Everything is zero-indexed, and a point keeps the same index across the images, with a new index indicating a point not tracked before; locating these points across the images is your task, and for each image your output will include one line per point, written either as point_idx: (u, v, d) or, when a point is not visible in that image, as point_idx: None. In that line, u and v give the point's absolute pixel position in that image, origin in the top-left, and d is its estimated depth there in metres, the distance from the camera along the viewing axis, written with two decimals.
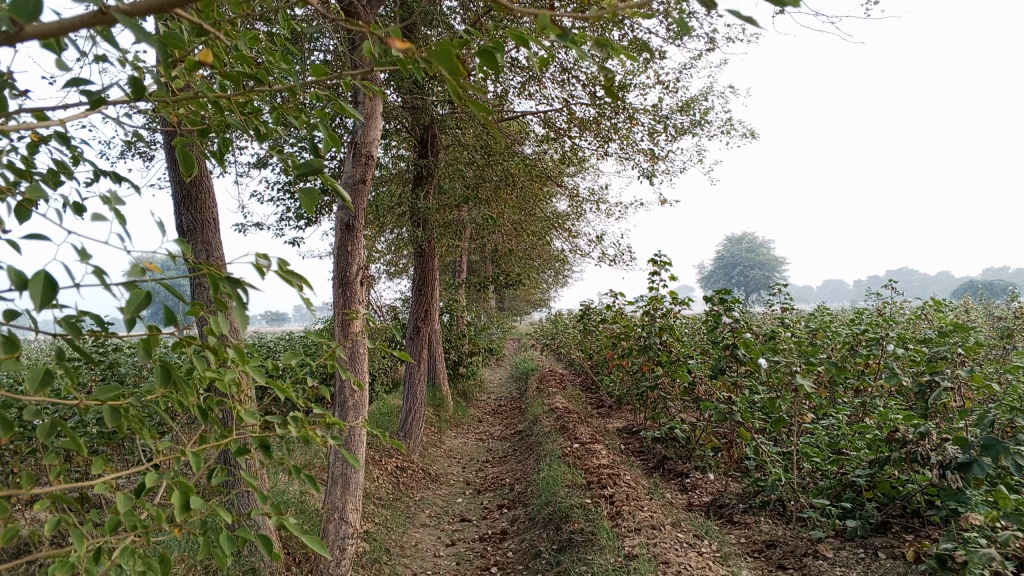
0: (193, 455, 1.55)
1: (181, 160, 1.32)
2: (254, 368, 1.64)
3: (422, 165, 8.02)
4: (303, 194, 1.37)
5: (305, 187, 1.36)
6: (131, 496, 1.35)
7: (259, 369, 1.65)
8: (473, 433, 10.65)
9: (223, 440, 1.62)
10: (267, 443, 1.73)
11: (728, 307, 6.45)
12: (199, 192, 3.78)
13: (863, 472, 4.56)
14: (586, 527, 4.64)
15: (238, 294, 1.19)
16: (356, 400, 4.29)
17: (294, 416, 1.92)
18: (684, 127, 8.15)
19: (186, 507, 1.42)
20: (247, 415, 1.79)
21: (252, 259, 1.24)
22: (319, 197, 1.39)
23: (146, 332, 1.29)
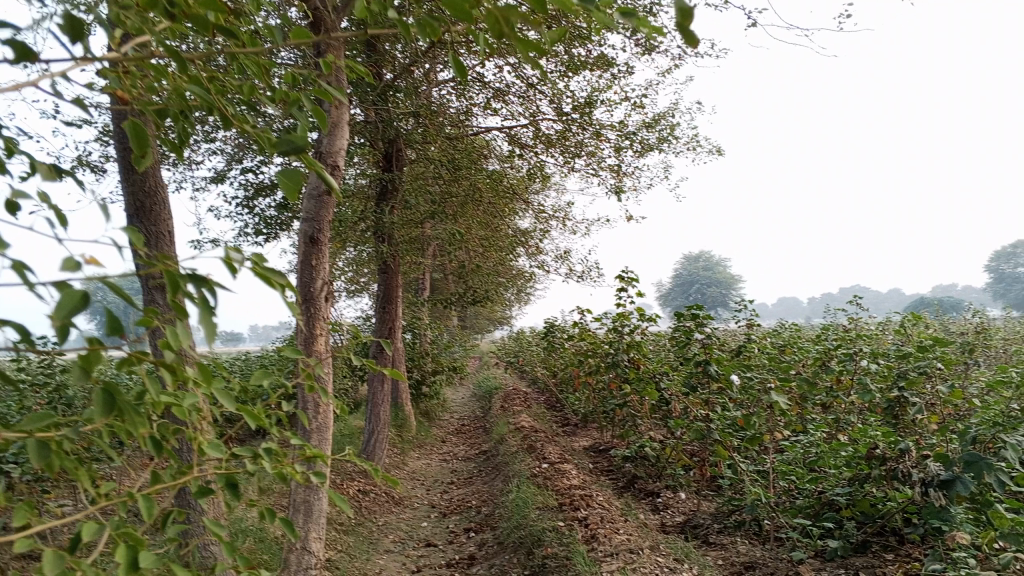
0: (144, 500, 1.37)
1: (132, 135, 1.14)
2: (218, 393, 1.46)
3: (387, 179, 7.87)
4: (284, 177, 1.21)
5: (286, 168, 1.21)
6: (64, 554, 1.16)
7: (223, 396, 1.47)
8: (437, 454, 10.42)
9: (180, 480, 1.44)
10: (231, 483, 1.55)
11: (699, 323, 6.37)
12: (153, 203, 3.56)
13: (842, 491, 4.50)
14: (560, 552, 4.48)
15: (203, 295, 1.02)
16: (320, 421, 4.08)
17: (266, 448, 1.74)
18: (651, 143, 8.10)
19: (135, 564, 1.23)
20: (210, 448, 1.60)
21: (222, 256, 1.07)
22: (301, 180, 1.23)
23: (86, 347, 1.11)
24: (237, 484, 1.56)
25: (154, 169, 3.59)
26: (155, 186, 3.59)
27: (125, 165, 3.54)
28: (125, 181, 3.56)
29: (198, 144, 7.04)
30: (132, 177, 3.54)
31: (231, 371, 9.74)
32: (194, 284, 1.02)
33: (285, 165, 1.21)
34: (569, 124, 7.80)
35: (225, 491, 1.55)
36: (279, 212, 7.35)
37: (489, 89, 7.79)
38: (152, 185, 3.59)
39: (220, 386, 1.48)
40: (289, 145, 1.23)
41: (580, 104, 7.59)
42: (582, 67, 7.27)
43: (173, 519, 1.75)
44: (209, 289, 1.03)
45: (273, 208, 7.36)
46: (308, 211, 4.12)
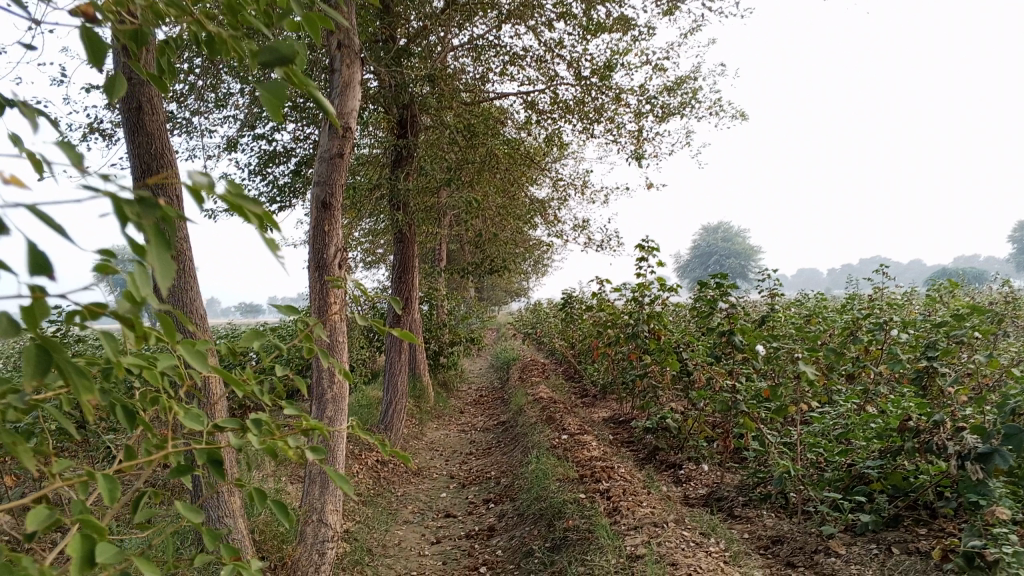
0: (106, 481, 1.23)
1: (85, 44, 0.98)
2: (190, 352, 1.27)
3: (402, 146, 7.66)
4: (267, 93, 1.04)
5: (269, 82, 1.04)
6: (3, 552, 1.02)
7: (197, 356, 1.28)
8: (455, 425, 10.35)
9: (152, 458, 1.28)
10: (213, 458, 1.39)
11: (723, 293, 6.20)
12: (160, 166, 3.44)
13: (873, 463, 4.37)
14: (582, 525, 4.38)
15: (152, 225, 0.87)
16: (335, 392, 3.98)
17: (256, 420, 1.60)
18: (672, 107, 7.87)
19: (92, 558, 1.09)
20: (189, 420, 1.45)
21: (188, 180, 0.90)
22: (287, 96, 1.06)
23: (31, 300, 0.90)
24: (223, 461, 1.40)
25: (160, 132, 3.47)
26: (162, 149, 3.47)
27: (131, 128, 3.42)
28: (130, 144, 3.44)
29: (209, 111, 6.92)
30: (139, 141, 3.42)
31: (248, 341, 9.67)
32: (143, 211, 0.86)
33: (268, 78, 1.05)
34: (588, 88, 7.60)
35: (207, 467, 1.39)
36: (293, 180, 7.22)
37: (506, 53, 7.59)
38: (157, 148, 3.45)
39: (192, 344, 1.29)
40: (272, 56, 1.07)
41: (599, 68, 7.37)
42: (601, 30, 7.07)
43: (152, 499, 1.62)
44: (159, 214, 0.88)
45: (286, 175, 7.24)
46: (319, 175, 3.98)
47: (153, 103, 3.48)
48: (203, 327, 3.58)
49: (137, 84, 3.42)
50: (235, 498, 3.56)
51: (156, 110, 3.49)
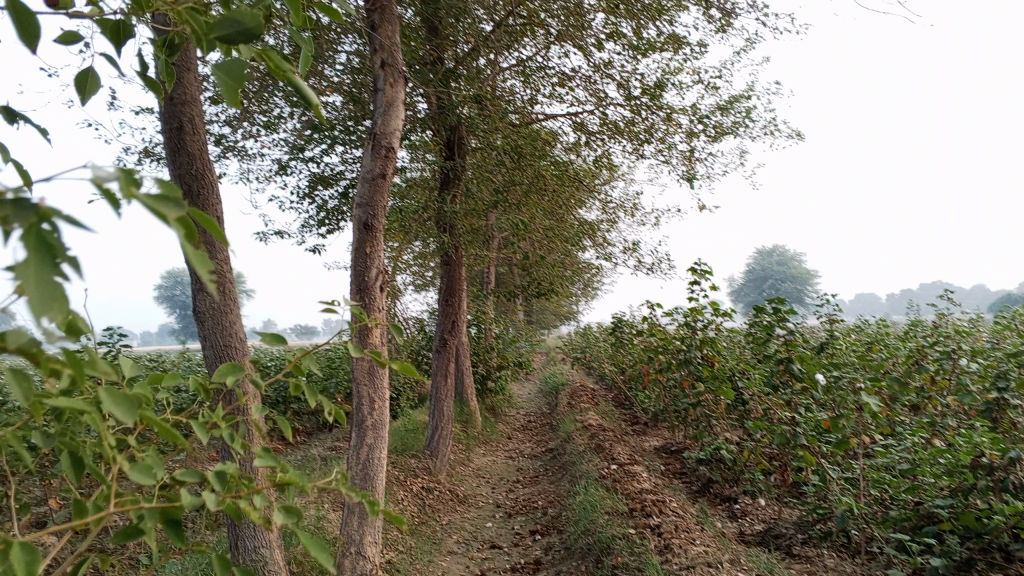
0: (25, 551, 0.94)
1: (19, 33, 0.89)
2: (115, 400, 0.98)
3: (449, 168, 7.62)
4: (221, 69, 1.03)
5: (223, 58, 1.03)
6: None
7: (125, 404, 0.98)
8: (503, 451, 10.21)
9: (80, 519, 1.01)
10: (174, 516, 1.17)
11: (781, 319, 5.98)
12: (201, 186, 3.42)
13: (942, 502, 4.10)
14: (631, 563, 4.19)
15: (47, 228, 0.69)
16: (375, 419, 3.87)
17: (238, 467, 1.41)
18: (725, 127, 7.69)
19: None
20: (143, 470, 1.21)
21: (89, 178, 0.69)
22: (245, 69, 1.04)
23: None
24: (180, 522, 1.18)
25: (200, 153, 3.45)
26: (203, 169, 3.44)
27: (171, 149, 3.40)
28: (171, 164, 3.42)
29: (260, 134, 6.96)
30: (179, 161, 3.40)
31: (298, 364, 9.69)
32: (18, 213, 0.66)
33: (225, 52, 1.03)
34: (639, 108, 7.47)
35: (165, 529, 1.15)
36: (341, 203, 7.22)
37: (556, 76, 7.53)
38: (198, 168, 3.43)
39: (119, 391, 1.01)
40: (233, 25, 1.01)
41: (649, 88, 7.25)
42: (652, 49, 6.96)
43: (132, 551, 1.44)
44: (41, 219, 0.67)
45: (334, 199, 7.24)
46: (362, 196, 3.91)
47: (194, 123, 3.47)
48: (243, 350, 3.52)
49: (178, 105, 3.40)
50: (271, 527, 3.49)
51: (197, 131, 3.48)
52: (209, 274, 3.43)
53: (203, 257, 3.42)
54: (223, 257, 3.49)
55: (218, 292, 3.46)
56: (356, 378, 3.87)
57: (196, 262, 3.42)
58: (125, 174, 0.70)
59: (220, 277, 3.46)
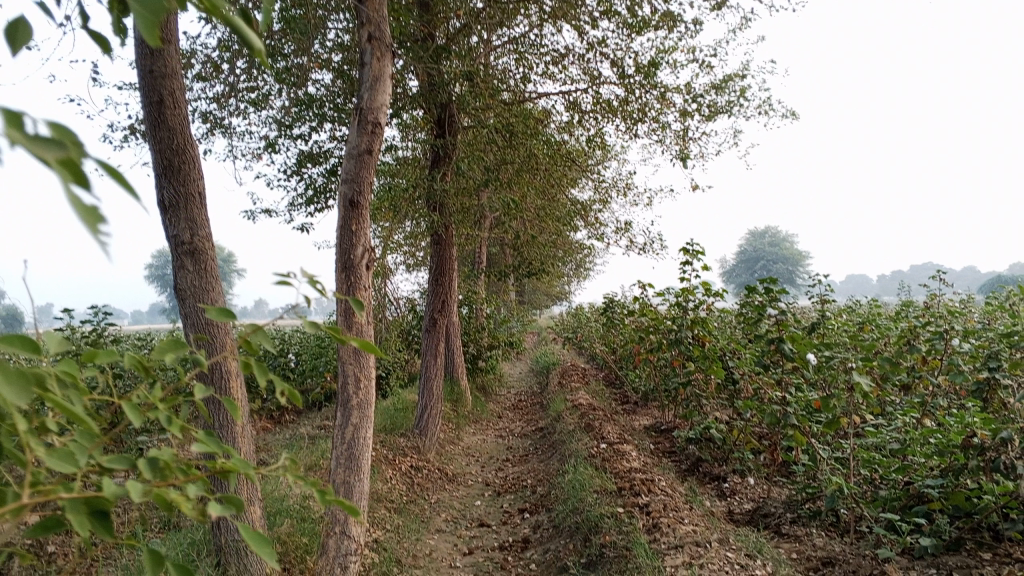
0: None
1: None
2: (7, 382, 0.79)
3: (440, 146, 7.51)
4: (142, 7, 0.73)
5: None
6: None
7: (18, 388, 0.79)
8: (493, 429, 10.19)
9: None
10: (102, 508, 1.01)
11: (773, 299, 5.93)
12: (182, 162, 3.34)
13: (934, 483, 4.07)
14: (619, 542, 4.17)
15: None
16: (361, 398, 3.80)
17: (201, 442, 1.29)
18: (719, 106, 7.60)
19: None
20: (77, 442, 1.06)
21: None
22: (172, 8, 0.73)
23: None
24: (109, 513, 1.02)
25: (182, 128, 3.34)
26: (184, 144, 3.35)
27: (152, 123, 3.28)
28: (151, 139, 3.31)
29: (246, 110, 6.83)
30: (160, 136, 3.30)
31: (287, 342, 9.62)
32: None
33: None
34: (632, 87, 7.38)
35: (91, 523, 0.99)
36: (329, 181, 7.10)
37: (548, 53, 7.43)
38: (179, 143, 3.34)
39: (18, 372, 0.83)
40: None
41: (642, 66, 7.15)
42: (646, 27, 6.85)
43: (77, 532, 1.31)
44: None
45: (322, 177, 7.12)
46: (348, 172, 3.81)
47: (176, 95, 3.33)
48: (224, 327, 3.45)
49: (159, 76, 3.27)
50: (255, 506, 3.46)
51: (179, 103, 3.35)
52: (190, 252, 3.35)
53: (184, 234, 3.35)
54: (205, 235, 3.43)
55: (200, 269, 3.38)
56: (341, 358, 3.80)
57: (176, 240, 3.34)
58: (4, 114, 0.57)
59: (201, 254, 3.39)
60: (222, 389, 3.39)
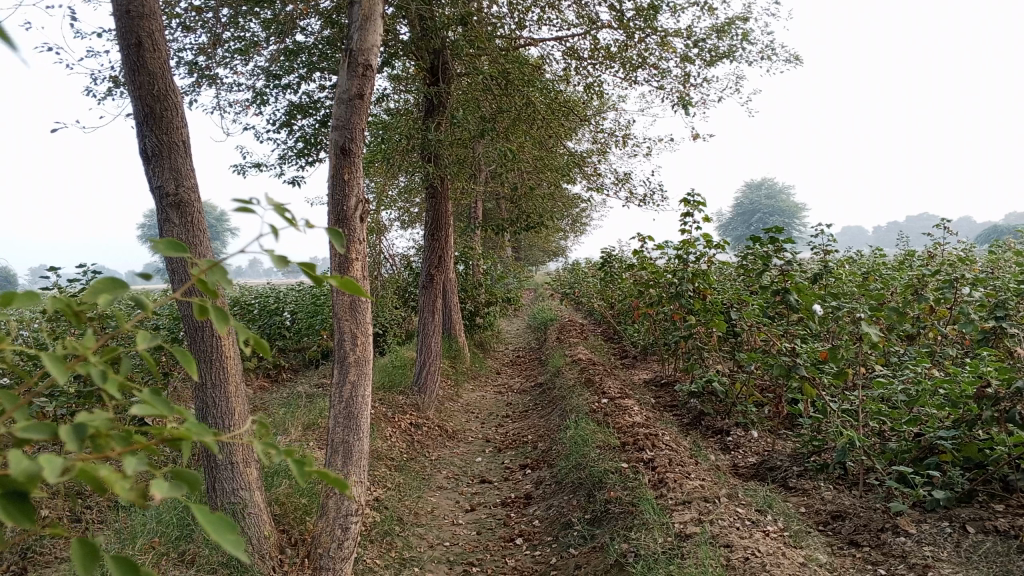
0: None
1: None
2: None
3: (433, 95, 7.29)
4: None
5: None
6: None
7: None
8: (492, 385, 10.14)
9: None
10: (18, 488, 0.81)
11: (778, 249, 5.82)
12: (164, 109, 3.16)
13: (946, 434, 4.00)
14: (625, 497, 4.09)
15: None
16: (358, 354, 3.68)
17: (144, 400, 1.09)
18: (721, 51, 7.38)
19: None
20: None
21: None
22: None
23: None
24: (27, 495, 0.82)
25: (163, 72, 3.16)
26: (166, 90, 3.17)
27: (130, 66, 3.10)
28: (130, 84, 3.13)
29: (233, 60, 6.59)
30: (139, 81, 3.11)
31: (282, 301, 9.48)
32: None
33: None
34: (632, 31, 7.15)
35: (5, 507, 0.79)
36: (321, 133, 6.90)
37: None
38: (161, 88, 3.15)
39: None
40: None
41: (643, 10, 6.92)
42: None
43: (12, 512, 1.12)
44: None
45: (314, 129, 6.90)
46: (339, 118, 3.63)
47: (154, 38, 3.13)
48: None
49: (136, 17, 3.08)
50: (252, 469, 3.36)
51: (158, 46, 3.16)
52: (175, 204, 3.19)
53: (168, 185, 3.19)
54: (190, 186, 3.27)
55: (187, 222, 3.22)
56: (337, 314, 3.66)
57: (161, 191, 3.18)
58: None
59: (187, 205, 3.23)
60: (212, 348, 3.26)
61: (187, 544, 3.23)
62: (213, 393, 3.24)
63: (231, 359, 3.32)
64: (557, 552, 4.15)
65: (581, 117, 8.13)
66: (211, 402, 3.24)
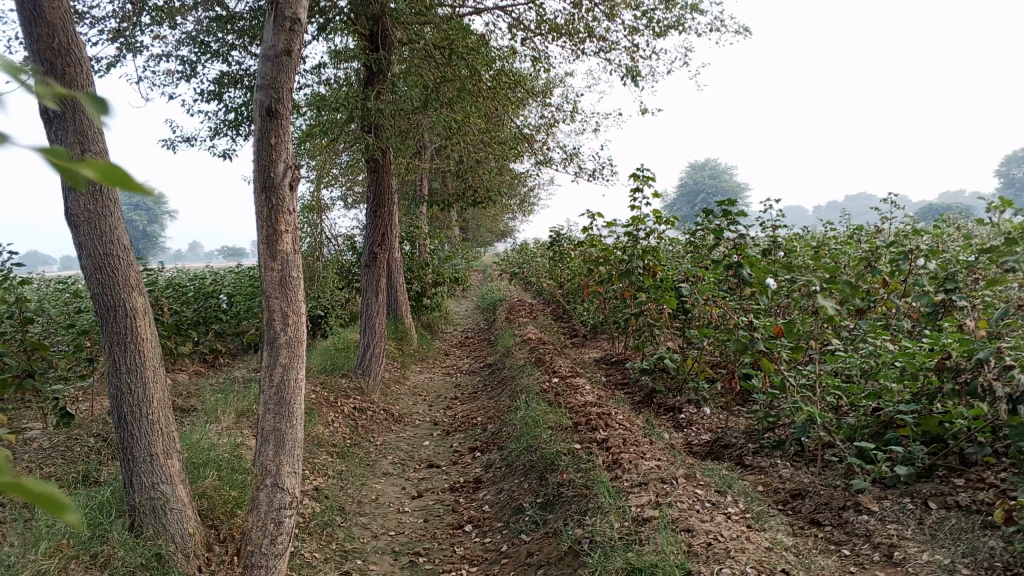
0: None
1: None
2: None
3: (374, 64, 6.98)
4: None
5: None
6: None
7: None
8: (440, 367, 9.88)
9: None
10: None
11: (731, 222, 5.69)
12: (66, 64, 2.81)
13: (906, 408, 3.90)
14: (577, 481, 3.91)
15: None
16: (290, 336, 3.41)
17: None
18: (671, 22, 7.19)
19: None
20: None
21: None
22: None
23: None
24: None
25: (64, 23, 2.82)
26: (67, 43, 2.83)
27: (25, 16, 2.75)
28: (26, 36, 2.78)
29: (158, 25, 6.16)
30: (36, 32, 2.76)
31: (219, 282, 9.08)
32: None
33: None
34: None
35: None
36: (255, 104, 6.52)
37: None
38: (62, 40, 2.81)
39: None
40: None
41: None
42: None
43: None
44: None
45: (245, 98, 6.52)
46: (264, 77, 3.32)
47: None
48: (128, 259, 2.97)
49: None
50: (174, 461, 3.09)
51: None
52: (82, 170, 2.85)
53: (73, 150, 2.84)
54: (98, 151, 2.93)
55: (95, 191, 2.88)
56: (265, 291, 3.38)
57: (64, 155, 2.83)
58: None
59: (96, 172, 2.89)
60: (126, 329, 2.94)
61: (101, 544, 2.95)
62: (129, 379, 2.95)
63: (149, 340, 3.02)
64: (507, 539, 3.95)
65: (527, 91, 7.87)
66: (125, 389, 2.95)
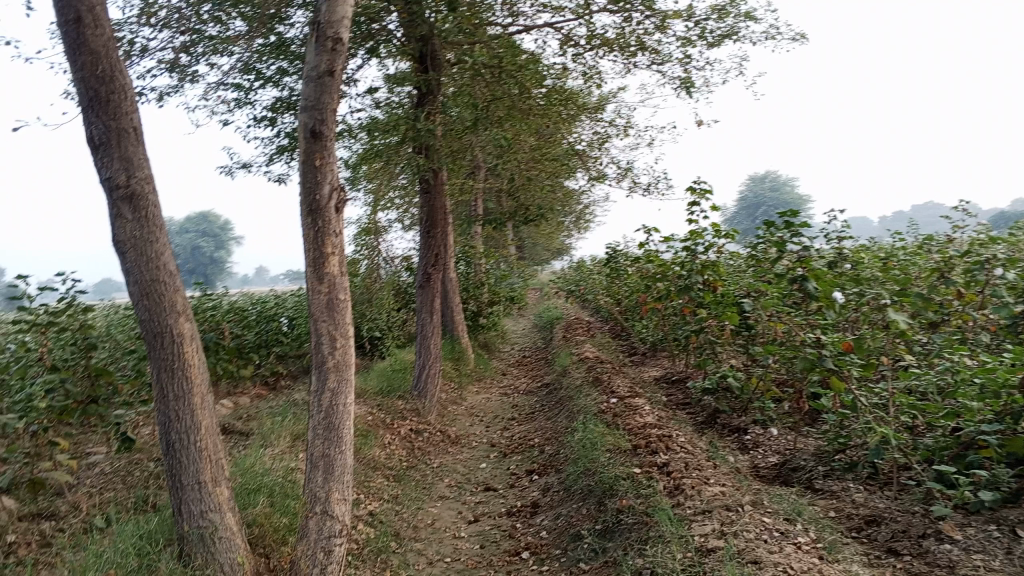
0: None
1: None
2: None
3: (424, 84, 6.97)
4: None
5: None
6: None
7: None
8: (498, 387, 9.79)
9: None
10: None
11: (795, 234, 5.46)
12: (111, 92, 2.82)
13: (988, 429, 3.65)
14: (637, 507, 3.76)
15: None
16: (338, 359, 3.36)
17: None
18: (724, 31, 7.02)
19: None
20: None
21: None
22: None
23: None
24: None
25: (108, 51, 2.82)
26: (112, 70, 2.83)
27: (70, 46, 2.77)
28: (71, 66, 2.79)
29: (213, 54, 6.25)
30: (82, 61, 2.77)
31: (279, 305, 9.16)
32: None
33: None
34: (630, 12, 6.80)
35: None
36: None
37: None
38: (106, 68, 2.81)
39: None
40: None
41: None
42: None
43: None
44: None
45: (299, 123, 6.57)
46: (308, 98, 3.29)
47: (96, 13, 2.81)
48: (174, 284, 2.95)
49: None
50: (223, 489, 3.05)
51: (101, 23, 2.83)
52: (128, 197, 2.84)
53: (118, 177, 2.84)
54: (145, 178, 2.92)
55: (141, 217, 2.87)
56: (313, 315, 3.34)
57: (111, 183, 2.83)
58: None
59: (141, 198, 2.88)
60: (173, 355, 2.91)
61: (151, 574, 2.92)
62: (176, 406, 2.92)
63: (196, 366, 2.99)
64: (566, 567, 3.81)
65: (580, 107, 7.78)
66: (173, 416, 2.92)
